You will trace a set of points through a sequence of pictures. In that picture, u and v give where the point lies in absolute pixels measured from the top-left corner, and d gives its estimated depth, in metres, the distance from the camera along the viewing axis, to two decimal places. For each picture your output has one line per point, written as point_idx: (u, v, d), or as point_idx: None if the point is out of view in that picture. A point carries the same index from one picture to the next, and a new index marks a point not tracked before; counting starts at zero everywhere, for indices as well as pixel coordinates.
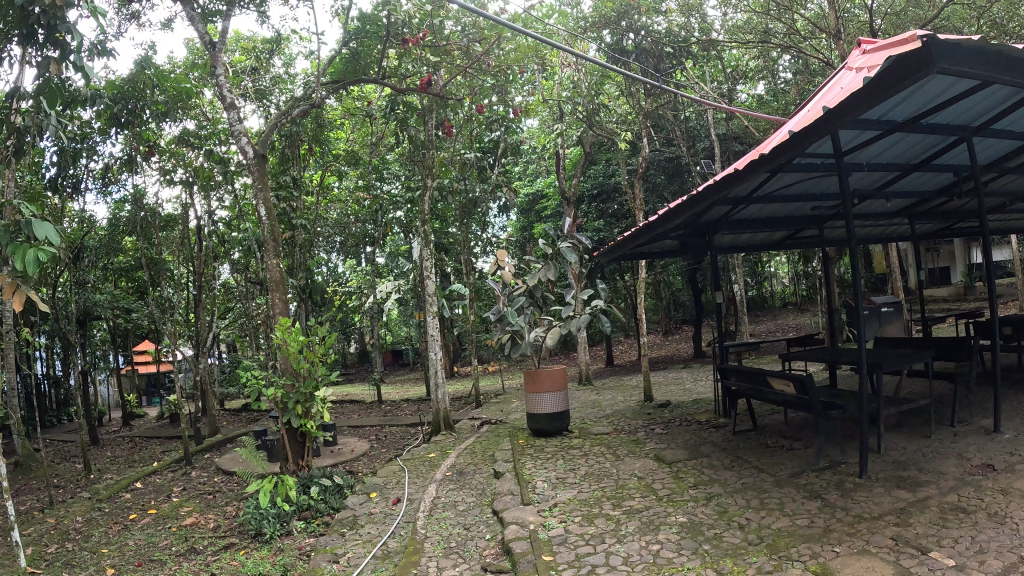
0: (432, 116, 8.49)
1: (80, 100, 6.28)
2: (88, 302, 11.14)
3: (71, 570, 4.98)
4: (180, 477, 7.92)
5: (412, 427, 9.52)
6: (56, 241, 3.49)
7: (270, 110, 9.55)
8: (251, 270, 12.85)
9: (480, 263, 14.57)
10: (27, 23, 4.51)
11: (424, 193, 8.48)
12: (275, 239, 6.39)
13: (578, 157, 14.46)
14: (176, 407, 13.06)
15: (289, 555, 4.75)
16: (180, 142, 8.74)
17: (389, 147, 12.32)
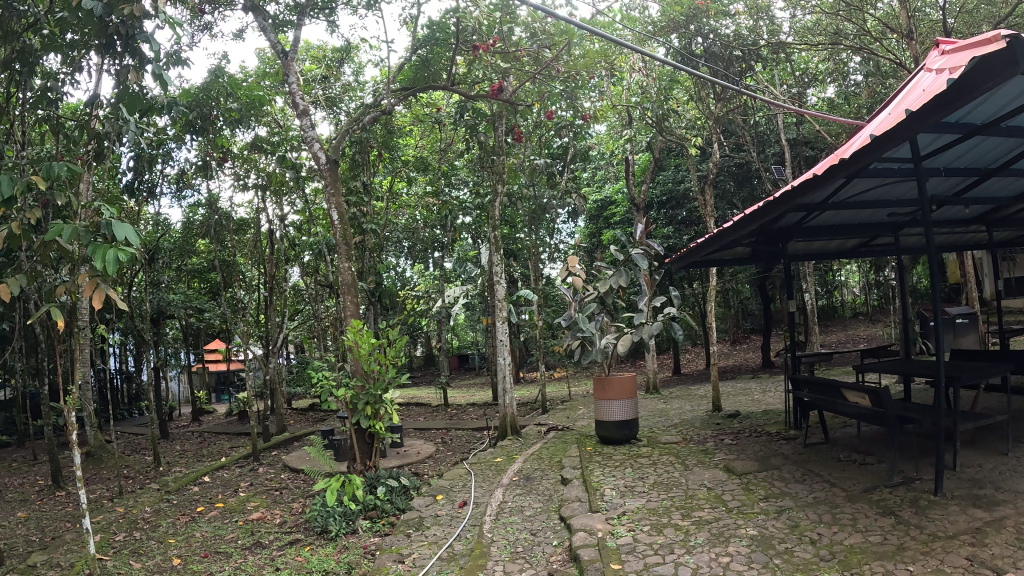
0: (501, 122, 8.54)
1: (158, 108, 6.55)
2: (161, 301, 11.62)
3: (138, 559, 5.16)
4: (247, 473, 8.14)
5: (478, 431, 9.58)
6: (134, 242, 3.64)
7: (340, 116, 9.75)
8: (321, 273, 13.16)
9: (547, 269, 14.61)
10: (106, 33, 4.74)
11: (493, 199, 8.52)
12: (346, 242, 6.50)
13: (647, 163, 14.32)
14: (242, 406, 13.43)
15: (354, 553, 4.83)
16: (254, 148, 9.00)
17: (458, 153, 12.43)
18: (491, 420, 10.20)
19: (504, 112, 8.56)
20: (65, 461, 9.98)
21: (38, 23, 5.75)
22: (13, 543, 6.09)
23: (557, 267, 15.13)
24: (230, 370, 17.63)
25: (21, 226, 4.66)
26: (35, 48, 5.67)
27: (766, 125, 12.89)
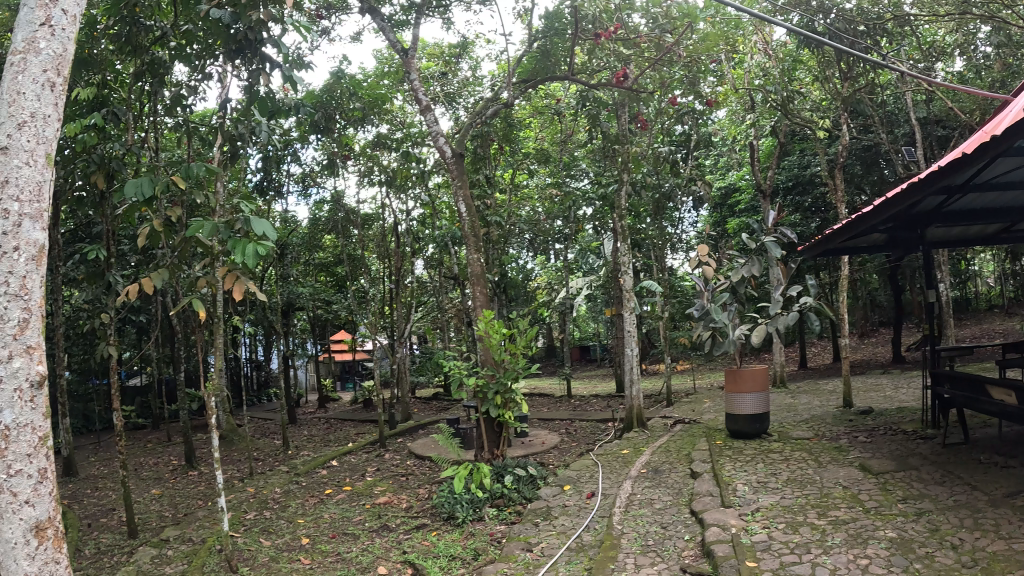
0: (624, 110, 8.47)
1: (285, 111, 6.94)
2: (291, 293, 12.27)
3: (269, 536, 5.50)
4: (375, 458, 8.50)
5: (602, 422, 9.59)
6: (271, 235, 3.89)
7: (459, 112, 9.99)
8: (445, 265, 13.49)
9: (672, 259, 14.56)
10: (235, 41, 5.15)
11: (619, 189, 8.52)
12: (474, 234, 6.74)
13: (771, 148, 13.80)
14: (369, 394, 14.00)
15: (481, 540, 4.99)
16: (379, 146, 9.34)
17: (577, 143, 12.45)
18: (617, 411, 10.16)
19: (626, 101, 8.49)
20: (198, 443, 10.74)
21: (167, 38, 6.26)
22: (150, 517, 6.65)
23: (680, 258, 14.86)
24: (356, 359, 18.44)
25: (161, 225, 5.05)
26: (166, 60, 6.20)
27: (895, 104, 12.17)
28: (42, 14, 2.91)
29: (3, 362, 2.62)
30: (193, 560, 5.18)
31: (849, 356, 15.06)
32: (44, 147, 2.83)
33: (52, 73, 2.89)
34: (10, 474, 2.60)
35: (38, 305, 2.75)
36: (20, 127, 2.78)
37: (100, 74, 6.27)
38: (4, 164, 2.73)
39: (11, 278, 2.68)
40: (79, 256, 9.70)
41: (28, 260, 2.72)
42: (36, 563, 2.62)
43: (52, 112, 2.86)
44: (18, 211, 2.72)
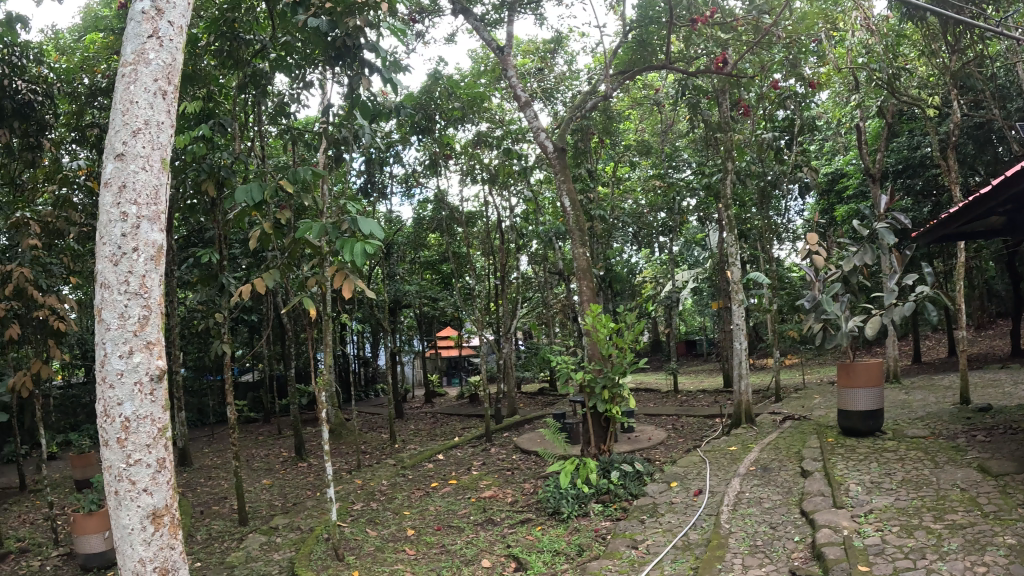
0: (725, 97, 8.24)
1: (388, 114, 7.14)
2: (398, 291, 12.69)
3: (377, 526, 5.69)
4: (480, 452, 8.61)
5: (710, 418, 9.39)
6: (377, 236, 3.98)
7: (557, 108, 10.02)
8: (551, 261, 13.44)
9: (778, 251, 14.08)
10: (333, 47, 5.46)
11: (724, 178, 8.27)
12: (580, 229, 6.86)
13: (879, 130, 13.11)
14: (474, 389, 14.18)
15: (586, 536, 4.99)
16: (480, 143, 9.42)
17: (678, 133, 12.20)
18: (726, 407, 9.91)
19: (726, 87, 8.25)
20: (307, 436, 11.18)
21: (267, 50, 6.57)
22: (260, 505, 6.99)
23: (788, 249, 14.36)
24: (461, 355, 18.73)
25: (271, 228, 5.28)
26: (267, 72, 6.62)
27: (1014, 76, 11.34)
28: (149, 26, 3.03)
29: (125, 357, 2.79)
30: (302, 548, 5.39)
31: (971, 349, 14.15)
32: (158, 152, 2.99)
33: (163, 81, 3.03)
34: (130, 464, 2.78)
35: (156, 303, 2.91)
36: (135, 134, 2.94)
37: (204, 87, 6.74)
38: (122, 169, 2.90)
39: (130, 279, 2.85)
40: (194, 258, 10.30)
41: (146, 260, 2.89)
42: (152, 548, 2.80)
43: (164, 119, 3.02)
44: (135, 214, 2.89)
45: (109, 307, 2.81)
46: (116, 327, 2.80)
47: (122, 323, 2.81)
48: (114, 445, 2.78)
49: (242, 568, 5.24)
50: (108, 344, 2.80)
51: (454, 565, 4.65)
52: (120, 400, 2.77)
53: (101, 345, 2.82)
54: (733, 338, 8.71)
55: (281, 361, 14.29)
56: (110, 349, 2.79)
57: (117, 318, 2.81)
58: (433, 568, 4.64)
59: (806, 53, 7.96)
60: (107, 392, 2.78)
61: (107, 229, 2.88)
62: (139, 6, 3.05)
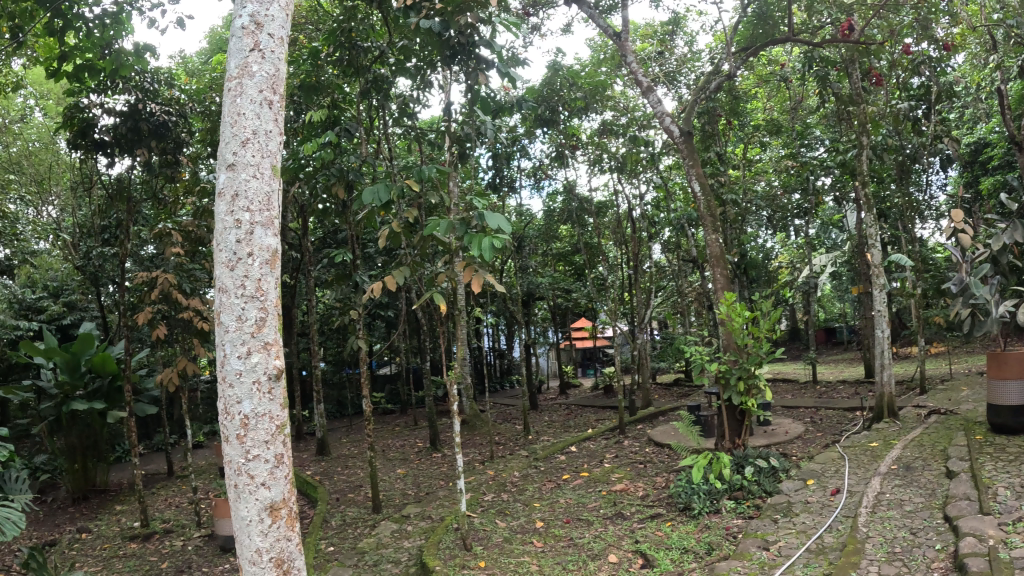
0: (854, 67, 7.70)
1: (510, 108, 7.20)
2: (530, 283, 13.11)
3: (507, 518, 5.77)
4: (613, 444, 8.34)
5: (852, 410, 8.82)
6: (504, 229, 4.06)
7: (682, 91, 9.72)
8: (682, 249, 12.95)
9: (920, 231, 13.04)
10: (446, 45, 5.59)
11: (858, 153, 7.68)
12: (712, 214, 6.52)
13: (1020, 93, 11.87)
14: (608, 380, 14.03)
15: (716, 534, 4.77)
16: (605, 132, 9.22)
17: (809, 108, 11.53)
18: (869, 399, 9.25)
19: (854, 56, 7.69)
20: (442, 427, 11.48)
21: (385, 55, 6.78)
22: (393, 494, 7.28)
23: (932, 227, 13.28)
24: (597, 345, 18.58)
25: (399, 226, 5.41)
26: (388, 75, 6.78)
27: None
28: (250, 40, 3.00)
29: (243, 358, 2.75)
30: (431, 536, 5.52)
31: None
32: (268, 159, 2.95)
33: (268, 91, 3.00)
34: (247, 459, 2.73)
35: (273, 305, 2.86)
36: (244, 144, 2.91)
37: (329, 96, 7.04)
38: (234, 179, 2.88)
39: (246, 282, 2.80)
40: (329, 258, 10.81)
41: (262, 264, 2.84)
42: (269, 540, 2.74)
43: (271, 127, 2.98)
44: (249, 220, 2.85)
45: (227, 310, 2.78)
46: (234, 329, 2.76)
47: (240, 325, 2.77)
48: (234, 440, 2.75)
49: (373, 553, 5.49)
50: (227, 345, 2.77)
51: (580, 560, 4.60)
52: (239, 398, 2.74)
53: (221, 346, 2.80)
54: (875, 324, 8.12)
55: (416, 355, 14.80)
56: (229, 350, 2.76)
57: (234, 321, 2.77)
58: (559, 563, 4.61)
59: (938, 12, 7.18)
60: (227, 391, 2.75)
61: (223, 236, 2.85)
62: (238, 23, 3.02)
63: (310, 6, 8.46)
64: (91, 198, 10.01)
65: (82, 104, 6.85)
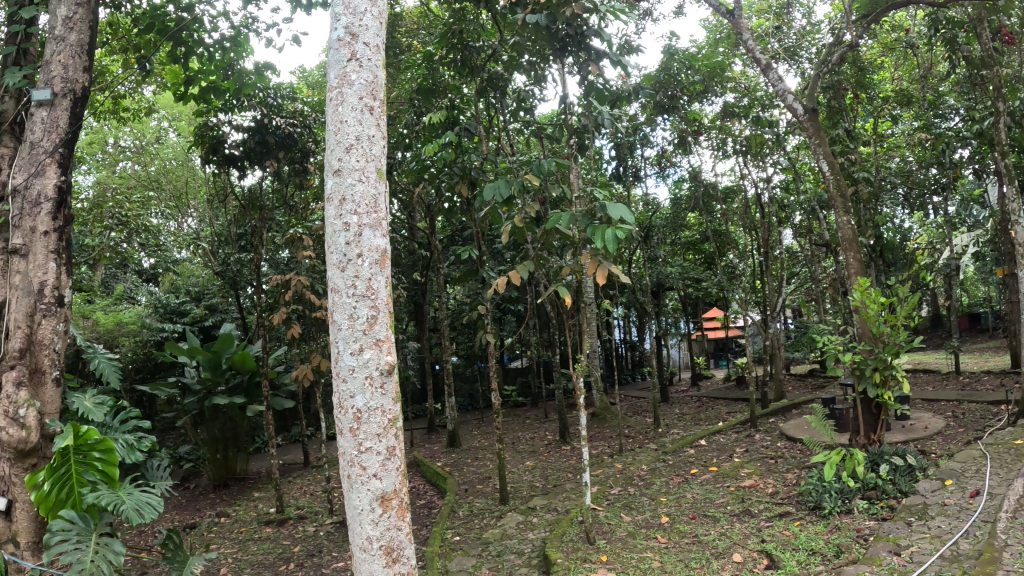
0: (983, 28, 6.98)
1: (627, 97, 7.11)
2: (660, 274, 12.71)
3: (632, 512, 5.67)
4: (744, 439, 7.96)
5: (997, 404, 8.10)
6: (628, 219, 4.08)
7: (804, 66, 9.25)
8: (816, 232, 12.26)
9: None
10: (556, 39, 5.63)
11: (996, 122, 6.99)
12: (843, 195, 6.05)
13: None
14: (741, 371, 13.49)
15: (846, 535, 4.50)
16: (727, 116, 8.87)
17: (942, 75, 10.65)
18: (1015, 390, 8.48)
19: (985, 15, 7.03)
20: (571, 420, 11.39)
21: (498, 53, 6.87)
22: (521, 486, 7.36)
23: None
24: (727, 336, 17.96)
25: (521, 222, 5.45)
26: (502, 73, 6.85)
27: None
28: (347, 50, 2.87)
29: (356, 354, 2.68)
30: (555, 528, 5.52)
31: None
32: (373, 164, 2.82)
33: (369, 98, 2.85)
34: (360, 451, 2.67)
35: (384, 303, 2.76)
36: (349, 150, 2.80)
37: (446, 97, 7.20)
38: (340, 184, 2.77)
39: (357, 282, 2.72)
40: (457, 255, 11.03)
41: (372, 264, 2.74)
42: (380, 529, 2.67)
43: (375, 132, 2.84)
44: (357, 222, 2.75)
45: (339, 309, 2.71)
46: (346, 327, 2.69)
47: (351, 323, 2.69)
48: (347, 432, 2.69)
49: (496, 544, 5.60)
50: (340, 342, 2.70)
51: (703, 558, 4.42)
52: (352, 393, 2.67)
53: (335, 343, 2.74)
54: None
55: (546, 347, 14.89)
56: (342, 347, 2.70)
57: (346, 319, 2.70)
58: (683, 559, 4.46)
59: None
60: (341, 386, 2.70)
61: (334, 238, 2.77)
62: (333, 35, 2.91)
63: (421, 13, 8.75)
64: (228, 207, 10.80)
65: (211, 122, 7.41)
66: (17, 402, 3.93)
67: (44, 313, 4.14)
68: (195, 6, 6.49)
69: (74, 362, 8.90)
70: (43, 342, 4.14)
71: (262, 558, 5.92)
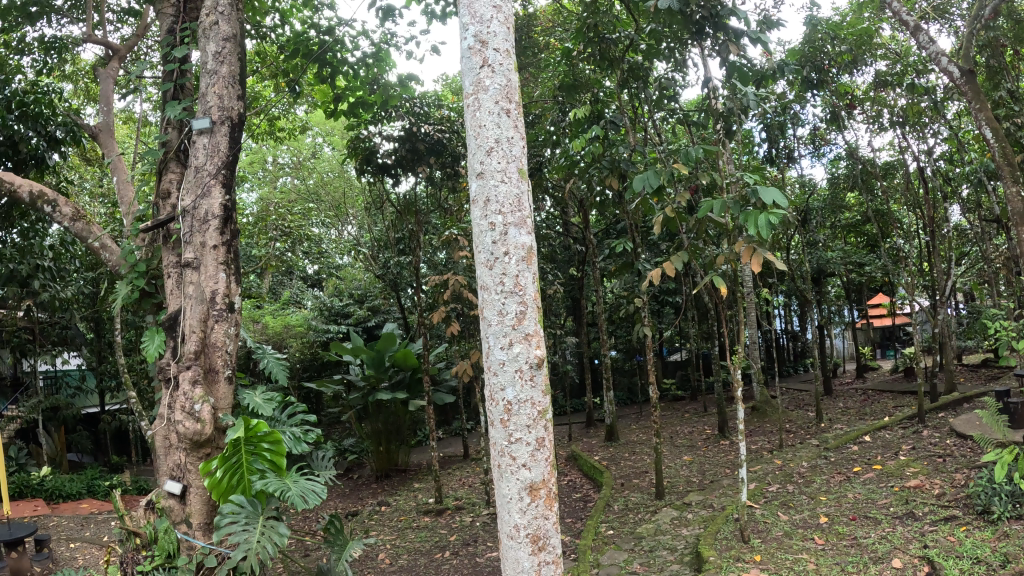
0: None
1: (772, 76, 6.77)
2: (822, 260, 12.09)
3: (789, 511, 5.43)
4: (911, 435, 7.41)
5: None
6: (782, 204, 3.84)
7: (957, 24, 8.38)
8: (985, 206, 11.12)
9: None
10: (693, 23, 5.52)
11: None
12: (1011, 164, 5.44)
13: None
14: (909, 361, 12.51)
15: (1015, 543, 4.08)
16: (879, 86, 8.28)
17: None
18: None
19: None
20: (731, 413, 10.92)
21: (636, 42, 6.76)
22: (677, 481, 7.22)
23: None
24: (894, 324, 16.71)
25: (675, 211, 5.34)
26: (641, 63, 6.78)
27: None
28: (479, 58, 2.69)
29: (505, 349, 2.54)
30: (709, 525, 5.39)
31: None
32: (515, 164, 2.64)
33: (504, 101, 2.67)
34: (510, 441, 2.52)
35: (533, 298, 2.59)
36: (490, 153, 2.63)
37: (589, 92, 7.18)
38: (484, 186, 2.62)
39: (505, 279, 2.56)
40: (613, 249, 11.03)
41: (519, 261, 2.57)
42: (527, 517, 2.51)
43: (514, 133, 2.65)
44: (502, 221, 2.59)
45: (488, 305, 2.57)
46: (495, 322, 2.55)
47: (501, 318, 2.55)
48: (498, 424, 2.56)
49: (650, 539, 5.56)
50: (490, 338, 2.57)
51: (861, 562, 4.17)
52: (502, 385, 2.53)
53: (485, 338, 2.61)
54: None
55: (703, 340, 14.53)
56: (492, 342, 2.56)
57: (496, 314, 2.56)
58: (839, 563, 4.22)
59: None
60: (491, 379, 2.57)
61: (480, 238, 2.63)
62: (465, 43, 2.74)
63: (556, 9, 8.81)
64: (386, 214, 11.45)
65: (363, 134, 7.98)
66: (193, 398, 4.35)
67: (216, 318, 4.58)
68: (333, 29, 6.91)
69: (244, 362, 9.81)
70: (216, 344, 4.57)
71: (419, 545, 6.23)
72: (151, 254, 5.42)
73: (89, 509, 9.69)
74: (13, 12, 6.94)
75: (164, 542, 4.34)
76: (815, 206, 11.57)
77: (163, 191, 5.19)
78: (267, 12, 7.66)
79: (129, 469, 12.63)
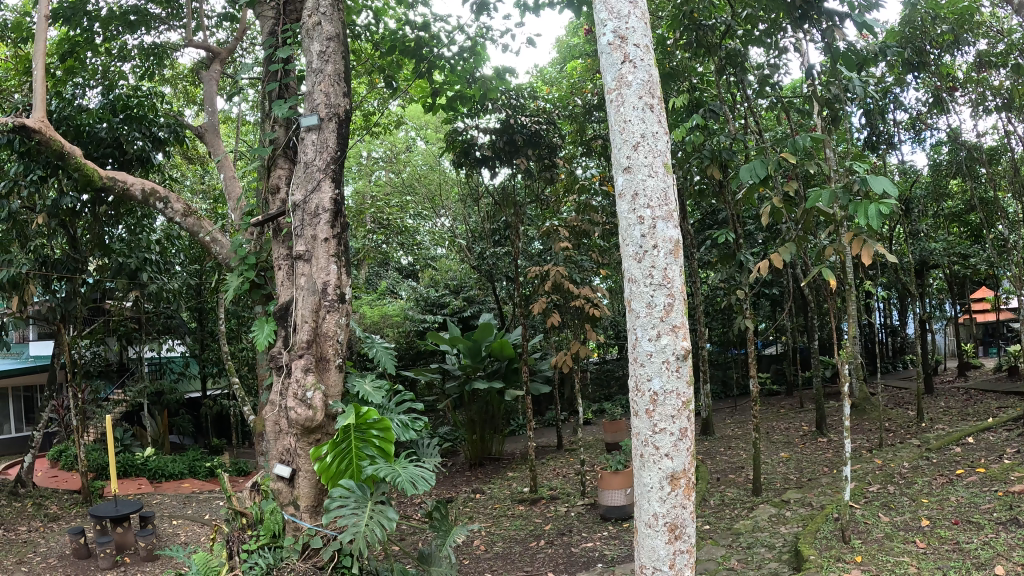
0: None
1: (872, 58, 6.51)
2: (923, 251, 11.57)
3: (888, 512, 5.27)
4: (1018, 437, 7.02)
5: None
6: (891, 192, 3.61)
7: None
8: None
9: None
10: (795, 8, 5.42)
11: None
12: None
13: None
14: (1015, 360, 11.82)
15: None
16: (982, 66, 7.86)
17: None
18: None
19: None
20: (830, 410, 10.53)
21: (732, 28, 6.62)
22: (775, 478, 7.05)
23: None
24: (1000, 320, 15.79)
25: (782, 200, 5.21)
26: (741, 48, 6.56)
27: None
28: (619, 53, 2.84)
29: (653, 340, 2.66)
30: (809, 524, 5.26)
31: None
32: (661, 158, 2.76)
33: (648, 96, 2.80)
34: (655, 432, 2.64)
35: (680, 290, 2.71)
36: (636, 147, 2.76)
37: (685, 80, 7.02)
38: (632, 180, 2.75)
39: (653, 271, 2.69)
40: (711, 242, 10.83)
41: (667, 255, 2.69)
42: (667, 506, 2.63)
43: (658, 128, 2.77)
44: (650, 215, 2.71)
45: (637, 297, 2.71)
46: (644, 314, 2.68)
47: (649, 311, 2.67)
48: (643, 414, 2.68)
49: (747, 536, 5.47)
50: (639, 329, 2.70)
51: (964, 567, 4.02)
52: (649, 376, 2.66)
53: (633, 330, 2.74)
54: None
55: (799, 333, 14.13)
56: (640, 333, 2.69)
57: (644, 307, 2.69)
58: (941, 567, 4.07)
59: None
60: (638, 369, 2.69)
61: (628, 231, 2.77)
62: (605, 39, 2.90)
63: None
64: (480, 206, 11.56)
65: (459, 127, 8.15)
66: (305, 385, 4.51)
67: (327, 309, 4.71)
68: (429, 25, 7.04)
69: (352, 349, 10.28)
70: (327, 334, 4.71)
71: (514, 533, 6.32)
72: (260, 247, 5.61)
73: (189, 488, 10.16)
74: (115, 22, 7.31)
75: (271, 521, 4.40)
76: (917, 193, 11.04)
77: (273, 187, 5.40)
78: (360, 11, 7.83)
79: (227, 452, 13.19)
